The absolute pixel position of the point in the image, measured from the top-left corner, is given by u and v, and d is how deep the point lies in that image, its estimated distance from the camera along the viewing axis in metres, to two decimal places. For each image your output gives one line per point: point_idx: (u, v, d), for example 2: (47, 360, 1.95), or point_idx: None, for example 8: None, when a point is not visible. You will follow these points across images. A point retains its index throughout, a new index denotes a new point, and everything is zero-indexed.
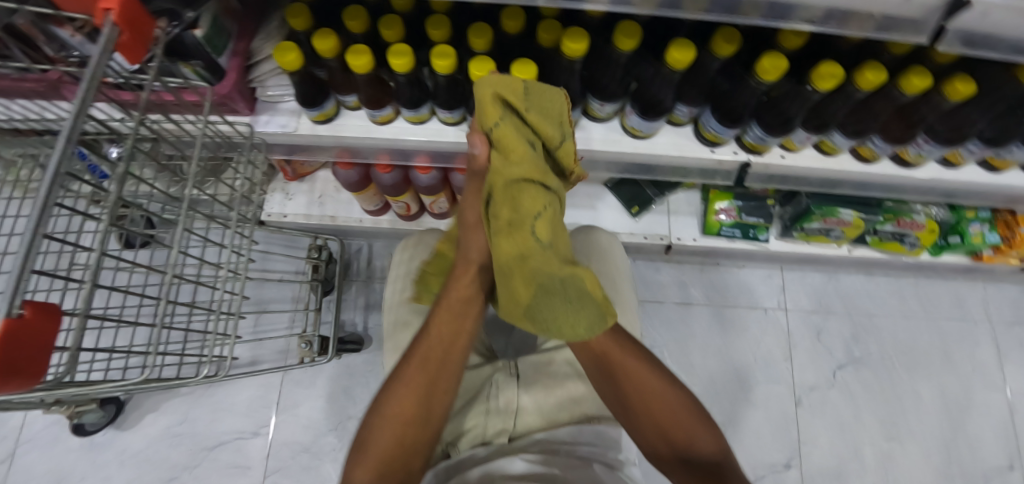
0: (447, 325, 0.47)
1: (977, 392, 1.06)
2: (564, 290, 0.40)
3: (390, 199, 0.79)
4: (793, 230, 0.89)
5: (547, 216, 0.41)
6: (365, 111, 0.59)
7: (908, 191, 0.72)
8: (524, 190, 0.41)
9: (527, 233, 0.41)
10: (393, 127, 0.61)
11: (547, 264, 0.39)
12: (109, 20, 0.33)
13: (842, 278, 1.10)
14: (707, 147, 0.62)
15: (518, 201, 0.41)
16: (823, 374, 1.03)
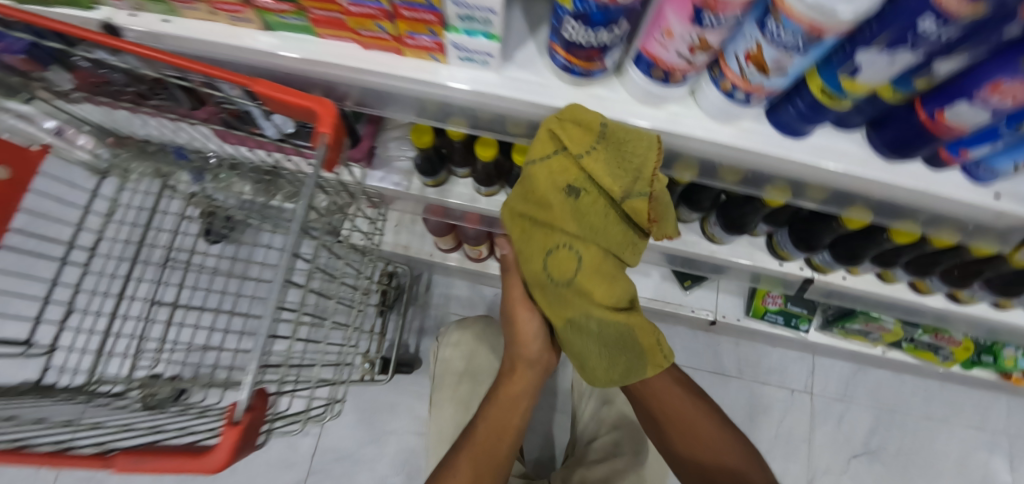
0: (509, 393, 0.59)
1: None
2: (603, 344, 0.47)
3: (467, 245, 0.85)
4: (834, 327, 0.94)
5: (581, 275, 0.45)
6: (474, 182, 0.65)
7: (957, 322, 0.75)
8: (557, 250, 0.45)
9: (565, 297, 0.46)
10: (495, 199, 0.66)
11: (580, 307, 0.46)
12: (324, 141, 0.39)
13: (871, 371, 1.14)
14: (777, 259, 0.67)
15: (551, 271, 0.46)
16: (839, 461, 1.07)
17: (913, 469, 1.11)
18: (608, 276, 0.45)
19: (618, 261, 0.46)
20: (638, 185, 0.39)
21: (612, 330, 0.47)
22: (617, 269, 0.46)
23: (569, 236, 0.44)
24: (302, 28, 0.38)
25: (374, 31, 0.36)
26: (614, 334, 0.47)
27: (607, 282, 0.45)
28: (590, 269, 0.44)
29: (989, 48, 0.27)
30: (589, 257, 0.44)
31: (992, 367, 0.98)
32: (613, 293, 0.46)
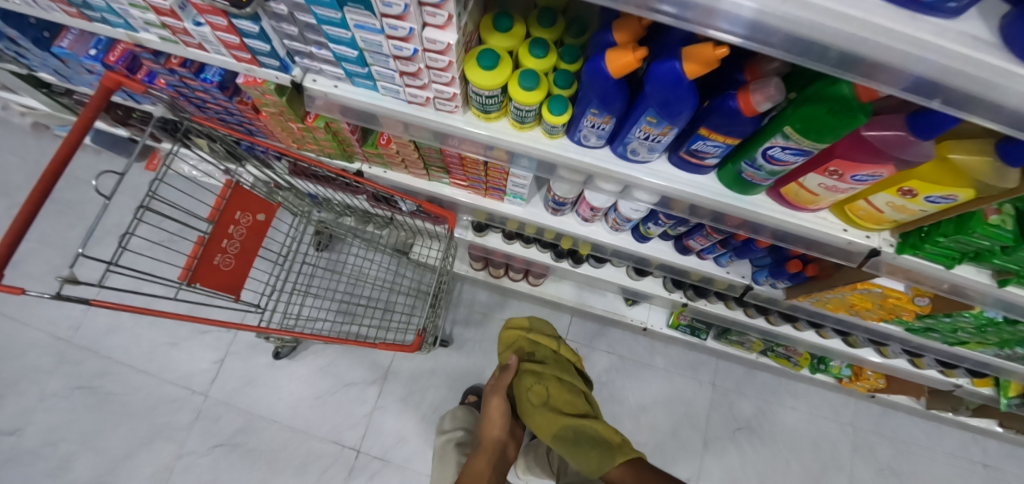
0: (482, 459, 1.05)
1: (837, 474, 1.49)
2: (579, 437, 1.03)
3: (493, 268, 1.39)
4: (722, 336, 1.42)
5: (552, 399, 1.10)
6: (502, 237, 1.19)
7: (780, 337, 1.26)
8: (527, 373, 1.13)
9: (546, 414, 1.07)
10: (512, 246, 1.19)
11: (535, 393, 1.10)
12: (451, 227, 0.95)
13: (761, 374, 1.57)
14: (668, 290, 1.21)
15: (536, 394, 1.10)
16: (727, 430, 1.50)
17: (785, 445, 1.50)
18: (567, 395, 1.11)
19: (566, 385, 1.12)
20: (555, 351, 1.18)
21: (581, 430, 1.04)
22: (576, 402, 1.10)
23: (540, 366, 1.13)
24: (445, 182, 0.93)
25: (477, 188, 0.90)
26: (580, 424, 1.05)
27: (569, 399, 1.10)
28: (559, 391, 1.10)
29: (689, 227, 0.82)
30: (558, 393, 1.10)
31: (828, 372, 1.42)
32: (571, 401, 1.10)
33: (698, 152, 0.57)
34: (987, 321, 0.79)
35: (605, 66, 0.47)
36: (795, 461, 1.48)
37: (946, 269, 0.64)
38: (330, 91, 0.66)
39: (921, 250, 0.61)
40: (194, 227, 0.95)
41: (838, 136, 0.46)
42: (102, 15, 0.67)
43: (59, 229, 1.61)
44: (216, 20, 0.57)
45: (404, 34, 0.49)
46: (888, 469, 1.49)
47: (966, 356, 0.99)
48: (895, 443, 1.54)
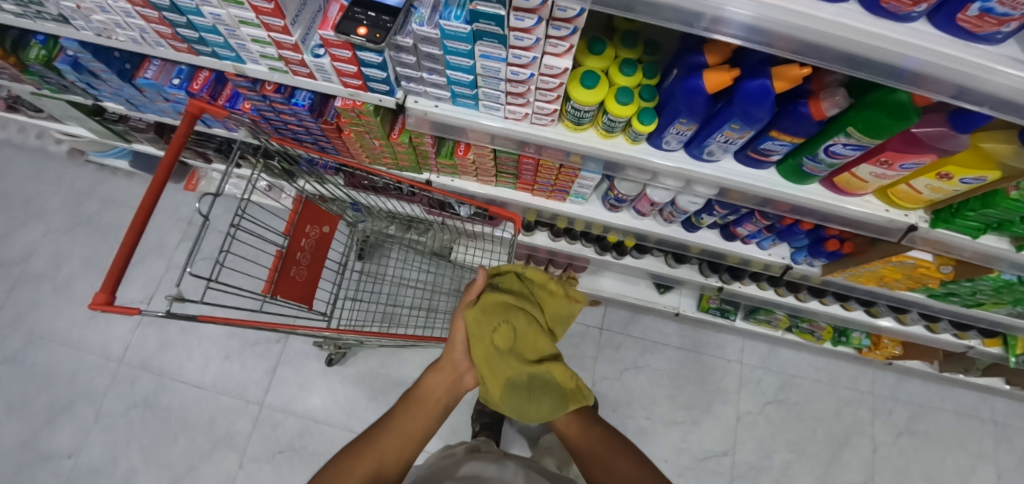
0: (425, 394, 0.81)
1: (860, 437, 1.59)
2: (532, 387, 0.86)
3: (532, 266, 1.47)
4: (750, 316, 1.52)
5: (517, 345, 0.90)
6: (548, 236, 1.28)
7: (808, 312, 1.36)
8: (497, 300, 0.92)
9: (508, 360, 0.87)
10: (558, 243, 1.28)
11: (502, 321, 0.90)
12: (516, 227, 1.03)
13: (783, 350, 1.67)
14: (704, 275, 1.30)
15: (496, 335, 0.88)
16: (756, 404, 1.60)
17: (810, 413, 1.60)
18: (532, 338, 0.91)
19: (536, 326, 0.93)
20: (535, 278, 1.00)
21: (532, 375, 0.87)
22: (538, 346, 0.91)
23: (513, 301, 0.92)
24: (510, 187, 1.02)
25: (542, 191, 0.99)
26: (537, 371, 0.88)
27: (536, 345, 0.91)
28: (524, 328, 0.91)
29: (738, 216, 0.93)
30: (525, 334, 0.91)
31: (850, 344, 1.53)
32: (536, 345, 0.91)
33: (766, 151, 0.68)
34: (1002, 284, 0.90)
35: (702, 83, 0.56)
36: (822, 428, 1.59)
37: (972, 238, 0.75)
38: (434, 111, 0.76)
39: (952, 223, 0.72)
40: (276, 240, 1.02)
41: (892, 132, 0.56)
42: (214, 48, 0.75)
43: (98, 251, 1.61)
44: (341, 52, 0.66)
45: (526, 61, 0.59)
46: (907, 429, 1.61)
47: (984, 316, 1.11)
48: (911, 406, 1.64)
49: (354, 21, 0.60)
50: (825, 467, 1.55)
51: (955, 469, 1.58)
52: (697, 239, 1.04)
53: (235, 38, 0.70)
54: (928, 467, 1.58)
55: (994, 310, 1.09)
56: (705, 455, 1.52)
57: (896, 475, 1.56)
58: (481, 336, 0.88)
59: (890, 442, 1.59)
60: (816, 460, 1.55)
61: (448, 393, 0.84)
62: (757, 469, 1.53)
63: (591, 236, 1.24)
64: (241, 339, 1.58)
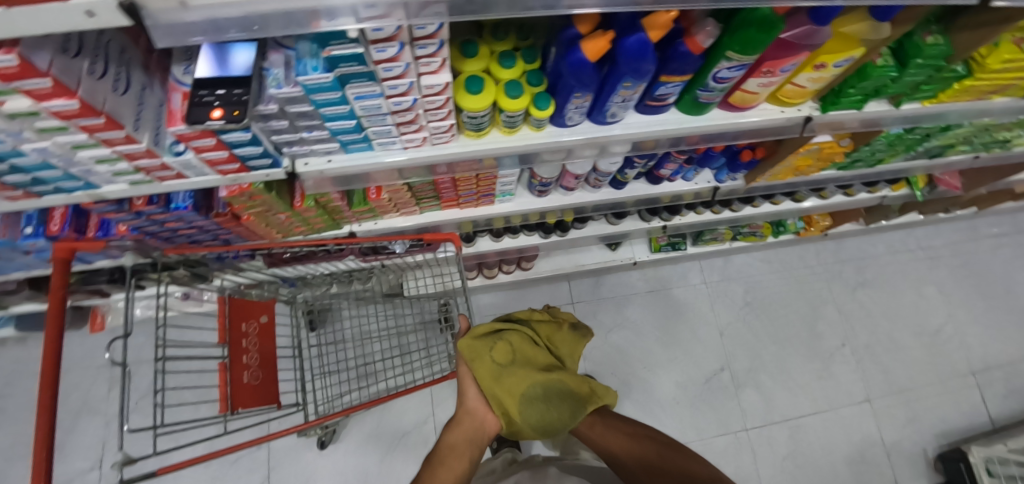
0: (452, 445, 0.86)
1: (826, 307, 1.74)
2: (547, 397, 0.88)
3: (486, 272, 1.46)
4: (699, 240, 1.58)
5: (518, 358, 0.93)
6: (492, 239, 1.26)
7: (744, 219, 1.45)
8: (487, 329, 0.96)
9: (515, 373, 0.89)
10: (503, 243, 1.27)
11: (502, 345, 0.93)
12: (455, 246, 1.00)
13: (737, 259, 1.76)
14: (646, 221, 1.34)
15: (495, 356, 0.92)
16: (732, 315, 1.69)
17: (779, 304, 1.72)
18: (532, 352, 0.95)
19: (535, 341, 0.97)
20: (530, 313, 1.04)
21: (540, 385, 0.89)
22: (539, 356, 0.94)
23: (503, 325, 0.96)
24: (437, 208, 0.99)
25: (469, 202, 0.97)
26: (547, 379, 0.90)
27: (536, 356, 0.94)
28: (519, 343, 0.94)
29: (658, 159, 0.97)
30: (522, 346, 0.95)
31: (789, 230, 1.63)
32: (537, 356, 0.94)
33: (663, 96, 0.72)
34: (892, 137, 1.05)
35: (584, 55, 0.60)
36: (793, 312, 1.71)
37: (857, 108, 0.86)
38: (330, 165, 0.71)
39: (838, 102, 0.82)
40: (212, 354, 0.92)
41: (764, 46, 0.62)
42: (57, 184, 0.66)
43: (17, 438, 1.39)
44: (203, 142, 0.59)
45: (404, 89, 0.57)
46: (859, 284, 1.78)
47: (881, 169, 1.26)
48: (855, 264, 1.81)
49: (203, 106, 0.54)
50: (807, 344, 1.68)
51: (906, 301, 1.77)
52: (629, 194, 1.07)
53: (77, 166, 0.61)
54: (885, 308, 1.76)
55: (891, 160, 1.21)
56: (706, 378, 1.61)
57: (865, 327, 1.73)
58: (482, 363, 0.91)
59: (850, 301, 1.75)
60: (797, 342, 1.68)
61: (470, 444, 0.87)
62: (753, 371, 1.63)
63: (533, 225, 1.24)
64: (221, 462, 1.44)
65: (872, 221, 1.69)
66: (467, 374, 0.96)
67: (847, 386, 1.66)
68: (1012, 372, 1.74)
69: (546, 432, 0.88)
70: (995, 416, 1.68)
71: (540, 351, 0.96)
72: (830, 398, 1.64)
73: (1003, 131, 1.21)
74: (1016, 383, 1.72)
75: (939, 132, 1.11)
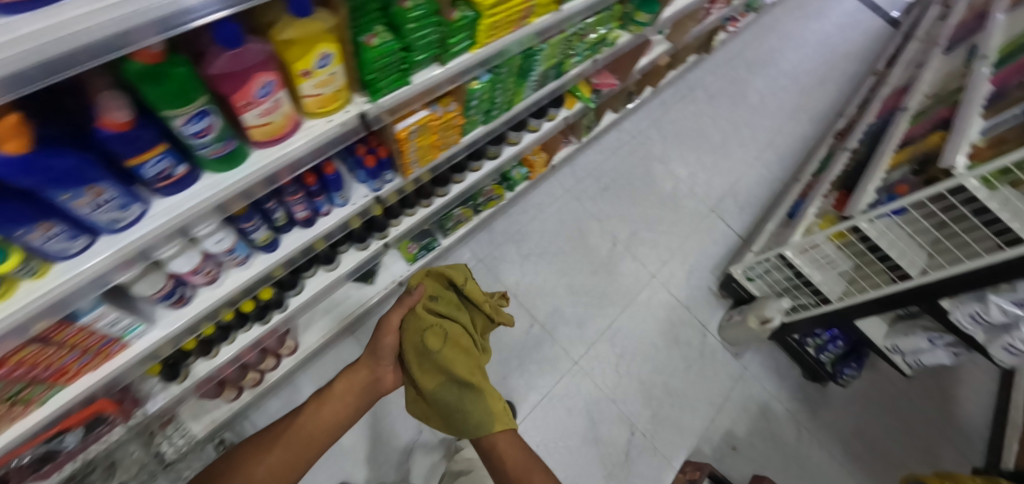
0: (315, 430, 1.21)
1: (586, 223, 1.97)
2: (458, 392, 1.20)
3: (247, 380, 1.35)
4: (445, 230, 1.67)
5: (447, 347, 1.22)
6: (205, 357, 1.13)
7: (461, 199, 1.57)
8: (446, 299, 1.31)
9: (433, 359, 1.21)
10: (222, 354, 1.17)
11: (455, 326, 1.27)
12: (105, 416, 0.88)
13: (497, 224, 1.89)
14: (364, 248, 1.35)
15: (429, 341, 1.22)
16: (517, 272, 1.82)
17: (549, 242, 1.90)
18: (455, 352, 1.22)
19: (468, 344, 1.26)
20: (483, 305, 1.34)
21: (436, 373, 1.21)
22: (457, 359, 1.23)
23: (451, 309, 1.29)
24: (61, 388, 0.78)
25: (93, 360, 0.80)
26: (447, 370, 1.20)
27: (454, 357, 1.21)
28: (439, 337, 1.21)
29: (279, 208, 0.95)
30: (456, 337, 1.24)
31: (519, 181, 1.79)
32: (455, 356, 1.22)
33: (166, 172, 0.63)
34: (489, 83, 1.10)
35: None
36: (565, 241, 1.92)
37: (408, 84, 0.88)
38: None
39: (377, 90, 0.83)
40: None
41: (201, 90, 0.58)
42: None
43: None
44: None
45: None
46: (603, 190, 2.06)
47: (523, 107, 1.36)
48: (591, 177, 2.08)
49: None
50: (586, 261, 1.90)
51: (642, 184, 2.11)
52: (290, 250, 1.04)
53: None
54: (627, 199, 2.07)
55: (524, 98, 1.31)
56: (520, 338, 1.73)
57: (621, 221, 2.02)
58: (419, 338, 1.22)
59: (603, 208, 2.02)
60: (578, 264, 1.89)
61: (358, 405, 1.27)
62: (555, 308, 1.79)
63: (235, 322, 1.15)
64: None
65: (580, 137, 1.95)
66: (390, 341, 1.27)
67: (631, 275, 1.93)
68: (733, 195, 2.18)
69: (448, 409, 1.22)
70: (737, 233, 2.10)
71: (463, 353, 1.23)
72: (622, 292, 1.89)
73: (597, 34, 1.36)
74: (739, 200, 2.17)
75: (537, 64, 1.21)
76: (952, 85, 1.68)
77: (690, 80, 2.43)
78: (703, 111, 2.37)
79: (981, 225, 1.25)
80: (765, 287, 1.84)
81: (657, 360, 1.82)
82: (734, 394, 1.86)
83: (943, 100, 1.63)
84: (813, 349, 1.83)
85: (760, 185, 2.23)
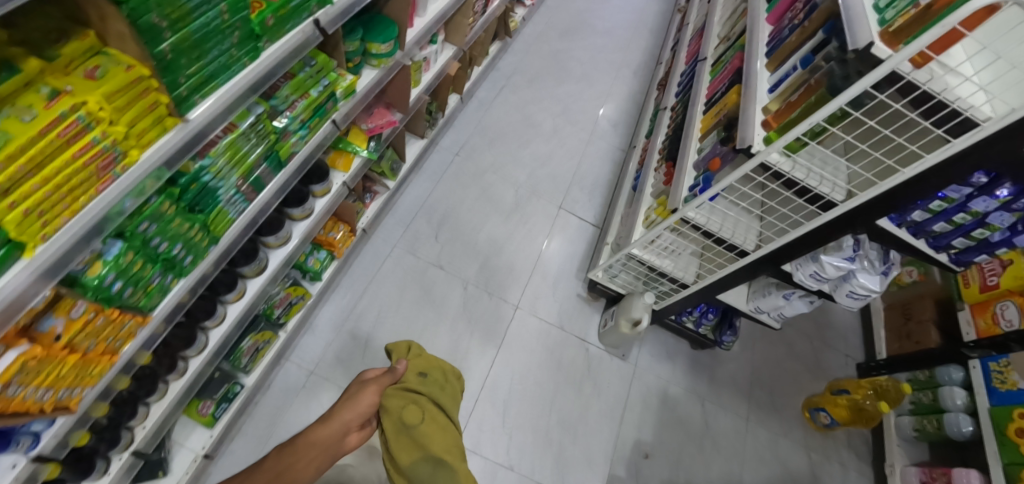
0: (318, 442, 0.99)
1: (427, 273, 1.77)
2: (431, 472, 0.95)
3: None
4: (241, 368, 1.32)
5: (426, 423, 1.00)
6: None
7: (237, 333, 1.23)
8: (428, 377, 1.12)
9: (404, 440, 0.98)
10: None
11: (436, 403, 1.07)
12: None
13: (321, 320, 1.62)
14: (109, 472, 1.00)
15: (404, 417, 1.00)
16: (360, 366, 1.58)
17: (390, 315, 1.67)
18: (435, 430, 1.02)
19: (446, 422, 1.05)
20: (450, 384, 1.16)
21: (411, 449, 0.98)
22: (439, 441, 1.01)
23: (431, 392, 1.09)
24: None
25: None
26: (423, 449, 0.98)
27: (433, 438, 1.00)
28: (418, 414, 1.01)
29: None
30: (434, 419, 1.03)
31: (325, 267, 1.53)
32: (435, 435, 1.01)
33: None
34: (126, 250, 0.73)
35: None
36: (410, 304, 1.70)
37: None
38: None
39: None
40: None
41: None
42: None
43: None
44: None
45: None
46: (438, 227, 1.87)
47: (246, 221, 1.02)
48: (418, 221, 1.86)
49: None
50: (438, 316, 1.70)
51: (480, 205, 1.95)
52: None
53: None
54: (467, 228, 1.89)
55: (236, 217, 0.98)
56: None
57: (468, 255, 1.84)
58: (397, 412, 1.01)
59: (444, 249, 1.83)
60: (432, 324, 1.68)
61: (325, 455, 0.98)
62: None
63: None
64: None
65: (390, 182, 1.74)
66: (361, 401, 1.05)
67: (495, 311, 1.77)
68: (578, 182, 2.15)
69: None
70: (590, 221, 2.06)
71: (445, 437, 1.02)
72: (490, 335, 1.72)
73: (311, 97, 1.02)
74: (584, 186, 2.14)
75: (221, 183, 0.87)
76: (730, 32, 1.71)
77: (504, 68, 2.34)
78: (524, 100, 2.28)
79: (798, 198, 1.13)
80: (628, 282, 1.73)
81: (549, 392, 1.69)
82: (633, 392, 1.78)
83: (730, 44, 1.63)
84: (691, 323, 1.77)
85: (602, 162, 2.25)
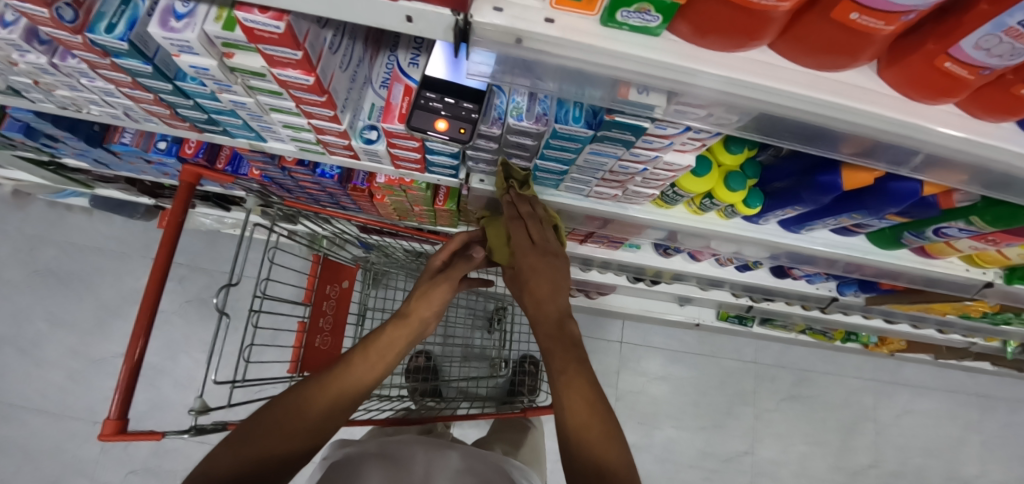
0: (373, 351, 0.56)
1: (871, 427, 1.65)
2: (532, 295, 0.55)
3: (593, 293, 1.44)
4: (765, 323, 1.53)
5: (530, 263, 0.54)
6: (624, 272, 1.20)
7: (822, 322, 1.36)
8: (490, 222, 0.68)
9: (541, 263, 0.54)
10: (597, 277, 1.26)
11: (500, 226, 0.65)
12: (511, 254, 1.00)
13: (790, 350, 1.69)
14: (730, 296, 1.31)
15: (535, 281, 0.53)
16: (773, 402, 1.64)
17: (820, 408, 1.65)
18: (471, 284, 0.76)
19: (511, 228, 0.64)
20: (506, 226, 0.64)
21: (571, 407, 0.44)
22: (526, 267, 0.55)
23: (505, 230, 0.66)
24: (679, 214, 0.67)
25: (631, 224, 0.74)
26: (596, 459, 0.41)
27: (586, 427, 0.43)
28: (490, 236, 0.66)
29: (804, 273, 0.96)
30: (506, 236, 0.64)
31: (858, 340, 1.51)
32: (582, 393, 0.45)
33: (864, 224, 0.63)
34: None
35: (841, 180, 0.51)
36: (833, 417, 1.65)
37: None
38: (564, 34, 0.31)
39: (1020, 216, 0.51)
40: (254, 307, 0.80)
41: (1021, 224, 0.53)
42: (227, 128, 0.60)
43: (65, 304, 1.43)
44: (652, 142, 0.45)
45: (658, 146, 0.46)
46: (919, 413, 1.68)
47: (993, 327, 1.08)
48: (920, 391, 1.69)
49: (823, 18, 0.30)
50: (836, 455, 1.62)
51: (969, 451, 1.66)
52: (753, 287, 1.04)
53: (231, 92, 0.49)
54: (938, 453, 1.66)
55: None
56: (730, 455, 1.59)
57: (906, 443, 1.65)
58: (539, 278, 0.53)
59: (893, 424, 1.66)
60: (827, 455, 1.62)
61: (397, 345, 0.59)
62: (779, 464, 1.60)
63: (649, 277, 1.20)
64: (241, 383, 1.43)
65: (979, 363, 1.55)
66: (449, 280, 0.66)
67: None
68: None
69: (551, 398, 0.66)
70: None
71: (471, 267, 0.69)
72: None
73: None
74: None
75: None
76: None
77: None
78: None
79: None
80: None
81: None
82: None
83: None
84: None
85: None
